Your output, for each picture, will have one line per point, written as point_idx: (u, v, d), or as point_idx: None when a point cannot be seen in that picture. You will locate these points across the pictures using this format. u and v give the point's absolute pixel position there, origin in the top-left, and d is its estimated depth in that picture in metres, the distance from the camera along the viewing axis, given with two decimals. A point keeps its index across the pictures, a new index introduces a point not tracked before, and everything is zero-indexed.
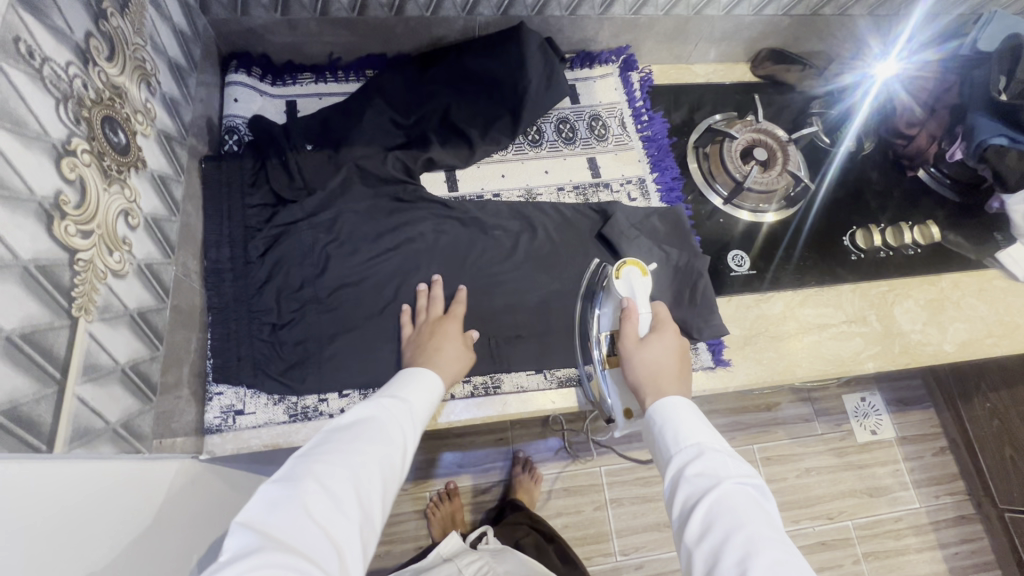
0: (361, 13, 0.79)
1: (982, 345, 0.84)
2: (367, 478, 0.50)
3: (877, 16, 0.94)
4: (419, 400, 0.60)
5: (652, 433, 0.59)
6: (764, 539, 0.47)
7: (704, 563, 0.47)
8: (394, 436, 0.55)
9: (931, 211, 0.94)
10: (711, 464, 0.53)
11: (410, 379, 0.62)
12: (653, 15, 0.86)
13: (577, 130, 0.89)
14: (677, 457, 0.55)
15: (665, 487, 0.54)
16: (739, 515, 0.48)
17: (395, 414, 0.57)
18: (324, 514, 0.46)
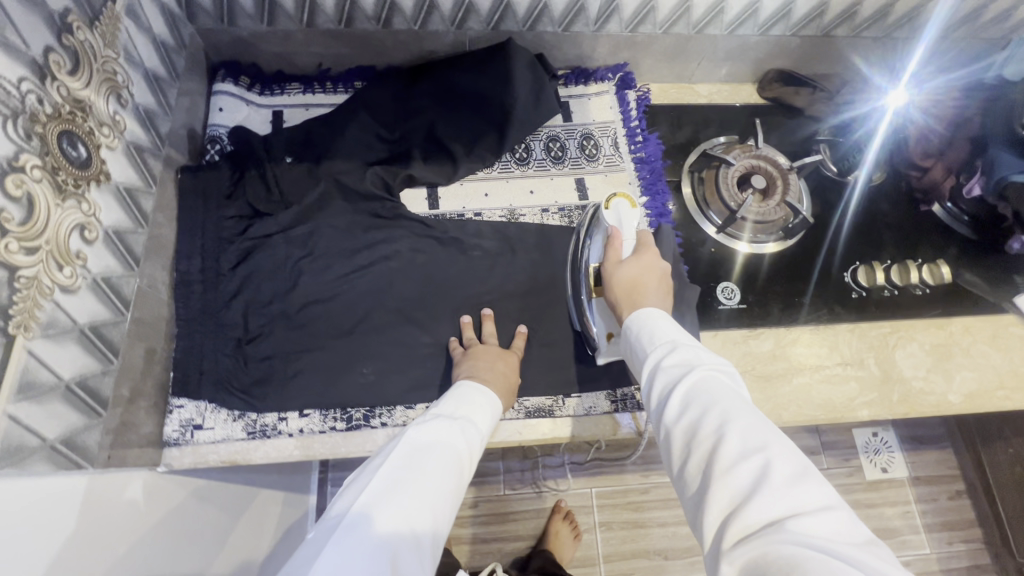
0: (348, 25, 0.78)
1: (992, 398, 0.78)
2: (438, 514, 0.51)
3: (894, 40, 0.89)
4: (483, 424, 0.61)
5: (629, 342, 0.60)
6: (738, 406, 0.46)
7: (681, 437, 0.47)
8: (461, 466, 0.55)
9: (944, 248, 0.87)
10: (683, 353, 0.53)
11: (476, 402, 0.62)
12: (651, 33, 0.83)
13: (567, 149, 0.86)
14: (653, 353, 0.55)
15: (642, 387, 0.55)
16: (711, 388, 0.48)
17: (461, 438, 0.57)
18: (409, 554, 0.46)
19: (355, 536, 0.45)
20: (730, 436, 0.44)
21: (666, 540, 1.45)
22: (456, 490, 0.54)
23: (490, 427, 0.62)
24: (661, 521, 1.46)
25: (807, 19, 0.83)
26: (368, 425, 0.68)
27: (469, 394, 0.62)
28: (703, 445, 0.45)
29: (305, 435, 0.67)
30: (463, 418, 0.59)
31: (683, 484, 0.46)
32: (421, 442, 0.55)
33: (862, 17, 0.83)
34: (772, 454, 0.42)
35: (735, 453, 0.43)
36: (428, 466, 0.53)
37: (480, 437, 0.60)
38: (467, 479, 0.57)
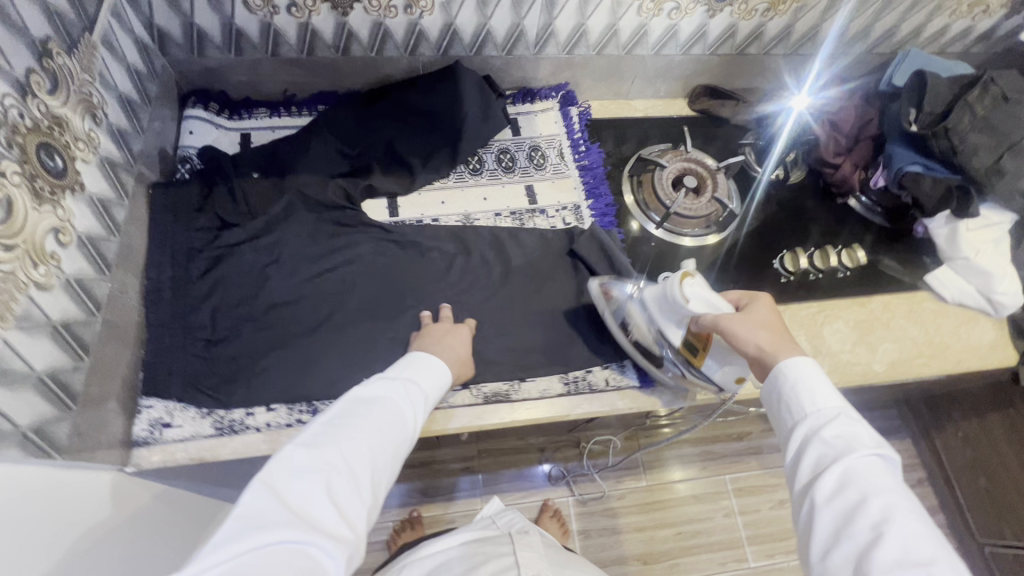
0: (310, 53, 0.86)
1: (911, 366, 0.86)
2: (378, 458, 0.53)
3: (801, 55, 1.01)
4: (430, 385, 0.64)
5: (782, 390, 0.58)
6: (899, 510, 0.47)
7: (833, 518, 0.48)
8: (405, 416, 0.58)
9: (862, 236, 0.98)
10: (849, 428, 0.52)
11: (422, 363, 0.65)
12: (586, 54, 0.93)
13: (517, 160, 0.94)
14: (814, 416, 0.55)
15: (791, 447, 0.55)
16: (871, 480, 0.49)
17: (409, 394, 0.61)
18: (342, 488, 0.49)
19: (292, 462, 0.49)
20: (895, 541, 0.45)
21: (644, 544, 1.47)
22: (404, 437, 0.57)
23: (438, 391, 0.66)
24: (638, 525, 1.49)
25: (721, 39, 0.94)
26: None
27: (423, 360, 0.66)
28: (859, 539, 0.46)
29: (271, 429, 0.69)
30: (410, 377, 0.63)
31: (821, 563, 0.47)
32: (366, 395, 0.58)
33: (769, 36, 0.95)
34: (941, 574, 0.42)
35: (895, 559, 0.44)
36: (372, 410, 0.56)
37: (426, 394, 0.63)
38: (416, 433, 0.60)
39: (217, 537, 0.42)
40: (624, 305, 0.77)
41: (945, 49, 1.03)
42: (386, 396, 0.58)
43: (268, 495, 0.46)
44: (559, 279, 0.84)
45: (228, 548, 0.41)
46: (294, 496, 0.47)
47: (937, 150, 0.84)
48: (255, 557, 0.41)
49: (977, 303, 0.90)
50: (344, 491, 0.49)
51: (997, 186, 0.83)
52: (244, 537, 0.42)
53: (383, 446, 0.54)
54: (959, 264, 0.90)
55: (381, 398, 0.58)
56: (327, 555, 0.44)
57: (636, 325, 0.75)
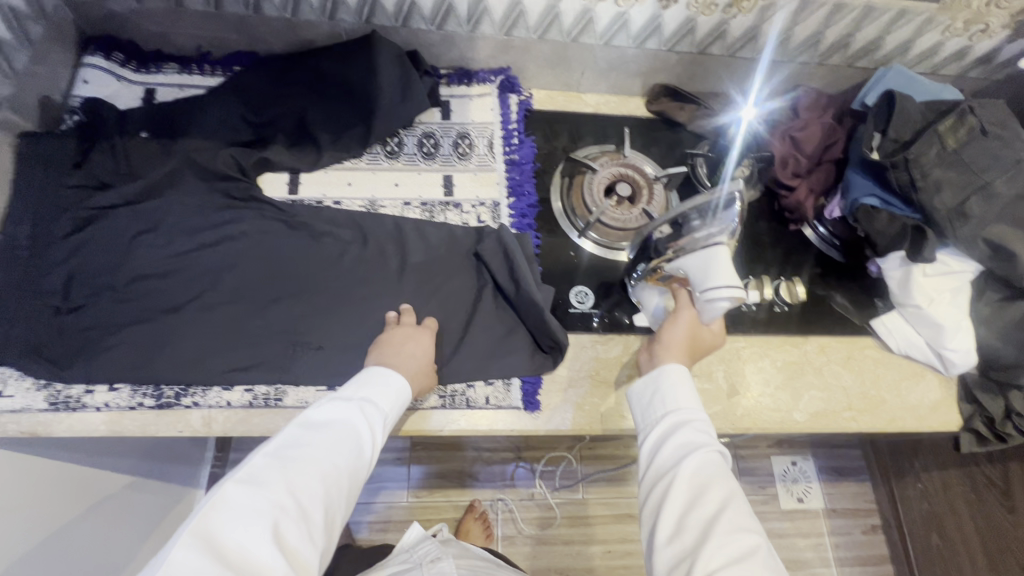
0: (219, 7, 0.79)
1: (837, 419, 0.78)
2: (328, 481, 0.53)
3: (772, 62, 0.90)
4: (388, 407, 0.62)
5: (653, 387, 0.64)
6: (735, 490, 0.55)
7: (686, 497, 0.55)
8: (359, 446, 0.57)
9: (813, 270, 0.88)
10: (704, 424, 0.60)
11: (378, 380, 0.63)
12: (526, 37, 0.85)
13: (440, 146, 0.86)
14: (678, 411, 0.61)
15: (653, 440, 0.60)
16: (720, 468, 0.56)
17: (364, 420, 0.59)
18: (291, 522, 0.49)
19: (227, 513, 0.47)
20: (735, 515, 0.53)
21: (568, 559, 1.38)
22: (355, 470, 0.56)
23: (399, 408, 0.63)
24: (567, 539, 1.40)
25: (679, 34, 0.85)
26: (179, 403, 0.67)
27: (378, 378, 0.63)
28: (706, 512, 0.53)
29: (113, 409, 0.65)
30: (364, 400, 0.61)
31: (670, 535, 0.53)
32: (314, 421, 0.57)
33: (733, 37, 0.85)
34: (760, 540, 0.52)
35: (732, 528, 0.52)
36: (315, 452, 0.54)
37: (382, 417, 0.61)
38: (371, 459, 0.59)
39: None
40: (715, 225, 0.63)
41: (938, 70, 0.91)
42: (334, 430, 0.57)
43: (202, 551, 0.44)
44: (457, 281, 0.77)
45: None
46: (233, 544, 0.46)
47: (896, 183, 0.76)
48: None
49: (925, 357, 0.80)
50: (290, 525, 0.49)
51: (958, 232, 0.73)
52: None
53: (333, 479, 0.54)
54: (908, 312, 0.80)
55: (327, 430, 0.57)
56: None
57: (704, 238, 0.64)
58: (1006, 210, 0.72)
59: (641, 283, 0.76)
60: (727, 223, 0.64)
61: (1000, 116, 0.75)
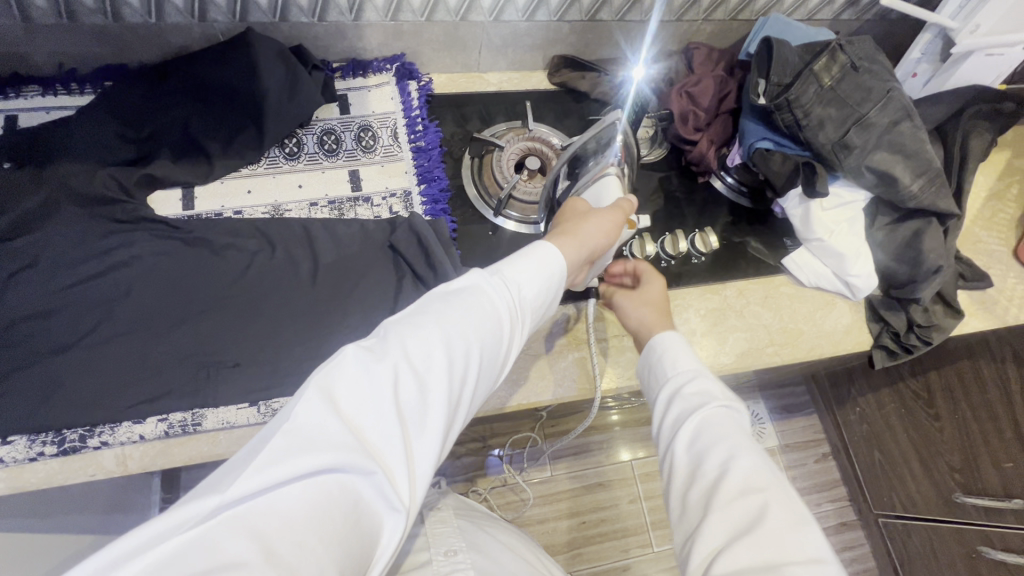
0: (72, 18, 0.73)
1: (761, 355, 0.81)
2: (459, 362, 0.46)
3: (661, 22, 0.92)
4: (531, 281, 0.54)
5: (648, 363, 0.62)
6: (744, 447, 0.51)
7: (686, 465, 0.52)
8: (496, 322, 0.50)
9: (724, 218, 0.92)
10: (705, 385, 0.56)
11: (532, 258, 0.55)
12: (414, 21, 0.83)
13: (342, 142, 0.84)
14: (674, 378, 0.58)
15: (657, 405, 0.58)
16: (723, 428, 0.52)
17: (504, 296, 0.51)
18: (414, 399, 0.42)
19: (355, 377, 0.41)
20: (738, 476, 0.49)
21: (544, 536, 1.40)
22: (486, 355, 0.48)
23: (551, 286, 0.55)
24: (540, 518, 1.41)
25: (566, 3, 0.85)
26: (86, 446, 0.62)
27: (538, 258, 0.56)
28: (708, 478, 0.50)
29: (11, 464, 0.60)
30: (509, 274, 0.53)
31: (680, 511, 0.51)
32: (456, 290, 0.50)
33: (619, 0, 0.86)
34: (772, 497, 0.47)
35: (738, 487, 0.48)
36: (452, 320, 0.47)
37: (525, 296, 0.53)
38: (507, 344, 0.51)
39: (264, 456, 0.36)
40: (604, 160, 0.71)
41: (814, 15, 0.96)
42: (471, 304, 0.49)
43: (327, 412, 0.38)
44: (375, 275, 0.75)
45: (273, 467, 0.35)
46: (357, 409, 0.40)
47: (783, 125, 0.79)
48: (306, 481, 0.35)
49: (834, 286, 0.85)
50: (413, 407, 0.42)
51: (844, 163, 0.78)
52: (292, 458, 0.36)
53: (466, 362, 0.46)
54: (814, 246, 0.84)
55: (468, 302, 0.49)
56: (384, 485, 0.38)
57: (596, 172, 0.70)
58: (883, 137, 0.77)
59: None
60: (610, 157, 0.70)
61: (868, 51, 0.80)
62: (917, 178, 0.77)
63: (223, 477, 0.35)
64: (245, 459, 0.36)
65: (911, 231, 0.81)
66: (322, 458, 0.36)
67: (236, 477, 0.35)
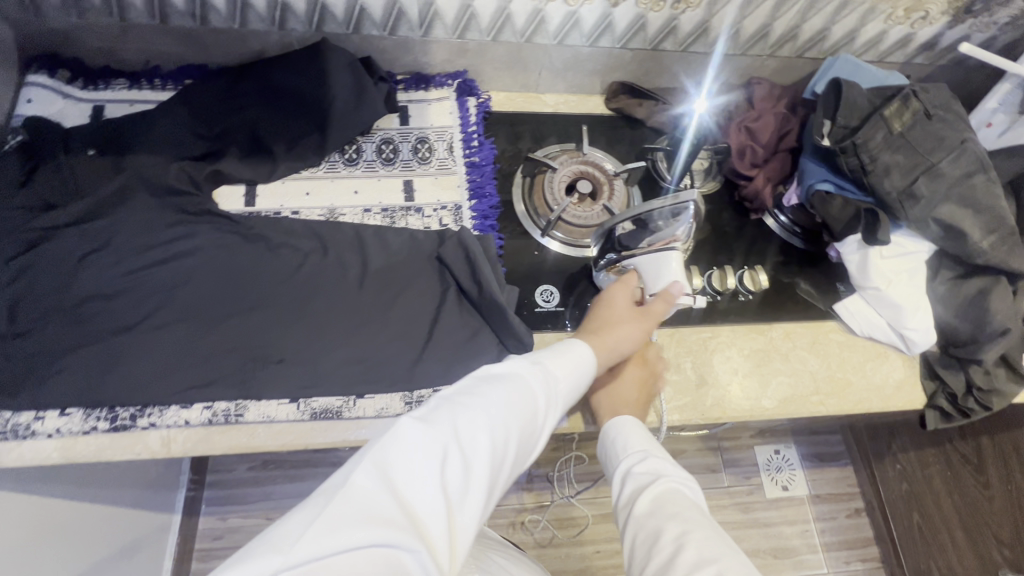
0: (164, 20, 0.78)
1: (805, 403, 0.78)
2: (499, 445, 0.47)
3: (725, 55, 0.92)
4: (560, 371, 0.58)
5: (604, 448, 0.66)
6: (694, 522, 0.52)
7: (645, 538, 0.52)
8: (532, 407, 0.52)
9: (775, 258, 0.89)
10: (654, 463, 0.59)
11: (566, 356, 0.59)
12: (479, 40, 0.85)
13: (399, 151, 0.86)
14: (625, 459, 0.61)
15: (615, 490, 0.60)
16: (674, 503, 0.54)
17: (540, 386, 0.54)
18: (458, 477, 0.43)
19: (408, 452, 0.42)
20: (693, 548, 0.49)
21: (556, 562, 1.37)
22: (522, 442, 0.50)
23: (578, 380, 0.59)
24: (553, 542, 1.39)
25: (632, 31, 0.86)
26: (135, 425, 0.65)
27: (571, 353, 0.60)
28: (666, 554, 0.50)
29: (65, 435, 0.63)
30: (543, 363, 0.57)
31: None
32: (496, 373, 0.53)
33: (685, 31, 0.86)
34: (728, 568, 0.46)
35: (692, 559, 0.47)
36: (496, 406, 0.49)
37: (558, 386, 0.56)
38: (541, 432, 0.53)
39: (320, 520, 0.36)
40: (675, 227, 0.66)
41: (885, 58, 0.94)
42: (514, 392, 0.52)
43: (381, 482, 0.40)
44: (419, 285, 0.76)
45: (331, 533, 0.36)
46: (408, 479, 0.41)
47: (846, 168, 0.77)
48: (359, 551, 0.35)
49: (887, 338, 0.82)
50: (457, 487, 0.42)
51: (910, 212, 0.75)
52: (346, 526, 0.36)
53: (505, 448, 0.48)
54: (869, 295, 0.81)
55: (509, 387, 0.52)
56: (429, 567, 0.37)
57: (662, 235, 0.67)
58: (954, 189, 0.74)
59: (603, 273, 0.76)
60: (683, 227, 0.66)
61: (944, 99, 0.77)
62: (987, 234, 0.74)
63: (284, 536, 0.36)
64: (300, 519, 0.37)
65: (976, 289, 0.77)
66: (372, 530, 0.36)
67: (295, 537, 0.35)
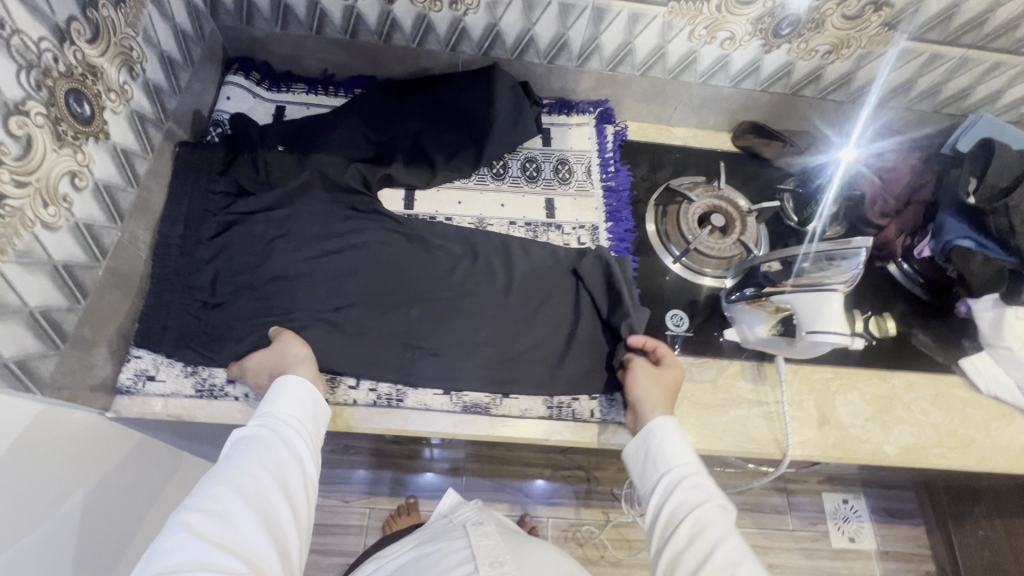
0: (352, 36, 0.86)
1: (927, 454, 0.78)
2: (257, 491, 0.53)
3: (860, 104, 0.94)
4: (291, 414, 0.62)
5: (641, 447, 0.65)
6: (744, 553, 0.54)
7: (692, 562, 0.54)
8: (267, 452, 0.57)
9: (899, 307, 0.90)
10: (701, 481, 0.60)
11: (283, 394, 0.63)
12: (629, 73, 0.90)
13: (542, 170, 0.92)
14: (673, 471, 0.62)
15: (654, 496, 0.61)
16: (720, 528, 0.55)
17: (262, 429, 0.59)
18: (224, 533, 0.49)
19: (173, 538, 0.47)
20: None
21: None
22: (286, 486, 0.56)
23: (307, 410, 0.64)
24: (615, 562, 1.41)
25: (776, 77, 0.90)
26: None
27: (285, 390, 0.64)
28: None
29: (251, 400, 0.71)
30: (272, 413, 0.61)
31: None
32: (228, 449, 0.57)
33: (828, 80, 0.89)
34: None
35: None
36: (215, 475, 0.54)
37: (291, 425, 0.61)
38: (298, 464, 0.59)
39: None
40: (837, 273, 0.65)
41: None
42: (235, 454, 0.56)
43: None
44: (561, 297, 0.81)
45: None
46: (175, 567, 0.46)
47: (992, 228, 0.78)
48: None
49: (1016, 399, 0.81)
50: (226, 541, 0.49)
51: None
52: None
53: (270, 500, 0.54)
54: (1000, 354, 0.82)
55: (235, 454, 0.56)
56: None
57: (822, 279, 0.65)
58: None
59: (739, 305, 0.78)
60: (846, 273, 0.64)
61: None
62: None
63: None
64: None
65: None
66: None
67: None
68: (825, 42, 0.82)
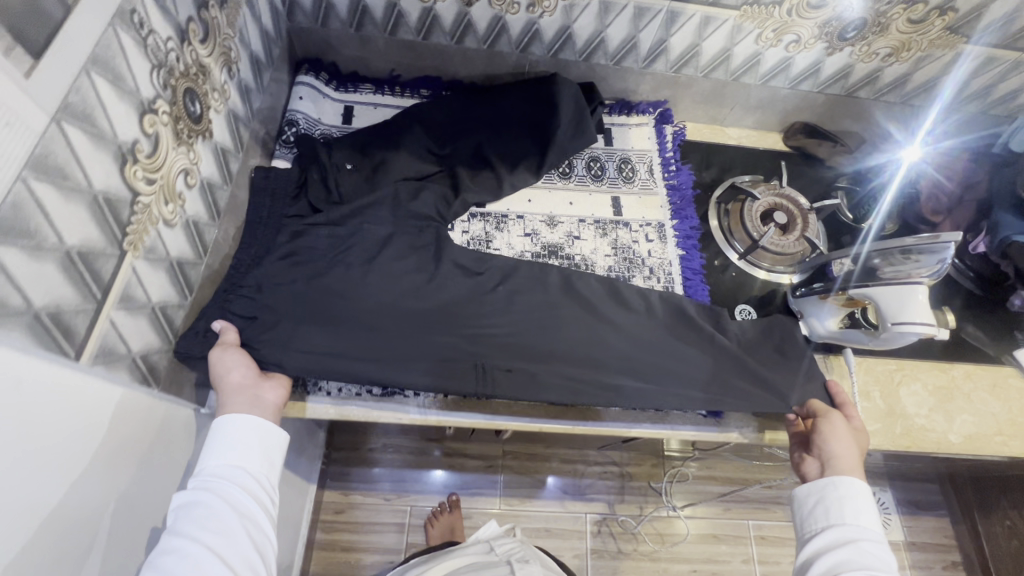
0: (425, 37, 0.88)
1: (990, 443, 0.81)
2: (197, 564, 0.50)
3: (913, 106, 0.98)
4: (246, 462, 0.58)
5: (816, 488, 0.67)
6: None
7: None
8: (212, 516, 0.53)
9: (953, 301, 0.93)
10: (877, 551, 0.60)
11: (234, 437, 0.58)
12: (692, 75, 0.92)
13: (606, 169, 0.94)
14: (849, 525, 0.62)
15: (817, 542, 0.63)
16: None
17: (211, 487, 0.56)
18: None
19: None
20: None
21: None
22: (235, 559, 0.52)
23: (262, 452, 0.60)
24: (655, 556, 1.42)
25: (834, 78, 0.93)
26: (402, 393, 0.74)
27: (233, 434, 0.59)
28: None
29: (342, 395, 0.73)
30: (223, 463, 0.57)
31: None
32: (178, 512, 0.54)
33: (884, 81, 0.92)
34: None
35: None
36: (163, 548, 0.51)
37: (242, 474, 0.57)
38: (248, 517, 0.55)
39: None
40: (922, 268, 0.69)
41: None
42: (180, 520, 0.53)
43: None
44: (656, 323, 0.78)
45: None
46: None
47: None
48: None
49: None
50: None
51: None
52: None
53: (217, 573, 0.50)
54: None
55: (180, 521, 0.53)
56: None
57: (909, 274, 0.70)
58: None
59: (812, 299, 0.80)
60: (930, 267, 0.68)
61: None
62: None
63: None
64: None
65: None
66: None
67: None
68: (887, 44, 0.85)
